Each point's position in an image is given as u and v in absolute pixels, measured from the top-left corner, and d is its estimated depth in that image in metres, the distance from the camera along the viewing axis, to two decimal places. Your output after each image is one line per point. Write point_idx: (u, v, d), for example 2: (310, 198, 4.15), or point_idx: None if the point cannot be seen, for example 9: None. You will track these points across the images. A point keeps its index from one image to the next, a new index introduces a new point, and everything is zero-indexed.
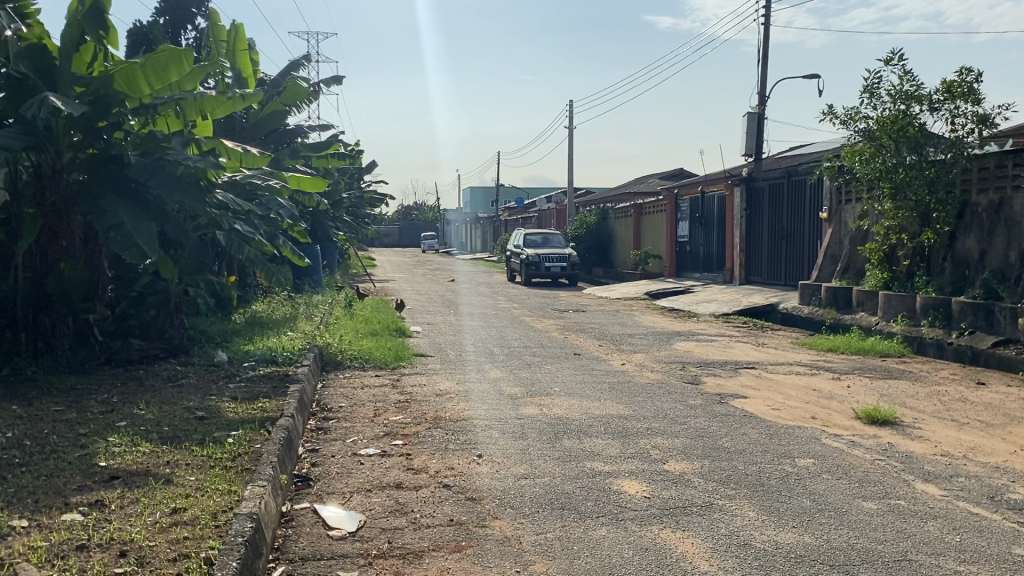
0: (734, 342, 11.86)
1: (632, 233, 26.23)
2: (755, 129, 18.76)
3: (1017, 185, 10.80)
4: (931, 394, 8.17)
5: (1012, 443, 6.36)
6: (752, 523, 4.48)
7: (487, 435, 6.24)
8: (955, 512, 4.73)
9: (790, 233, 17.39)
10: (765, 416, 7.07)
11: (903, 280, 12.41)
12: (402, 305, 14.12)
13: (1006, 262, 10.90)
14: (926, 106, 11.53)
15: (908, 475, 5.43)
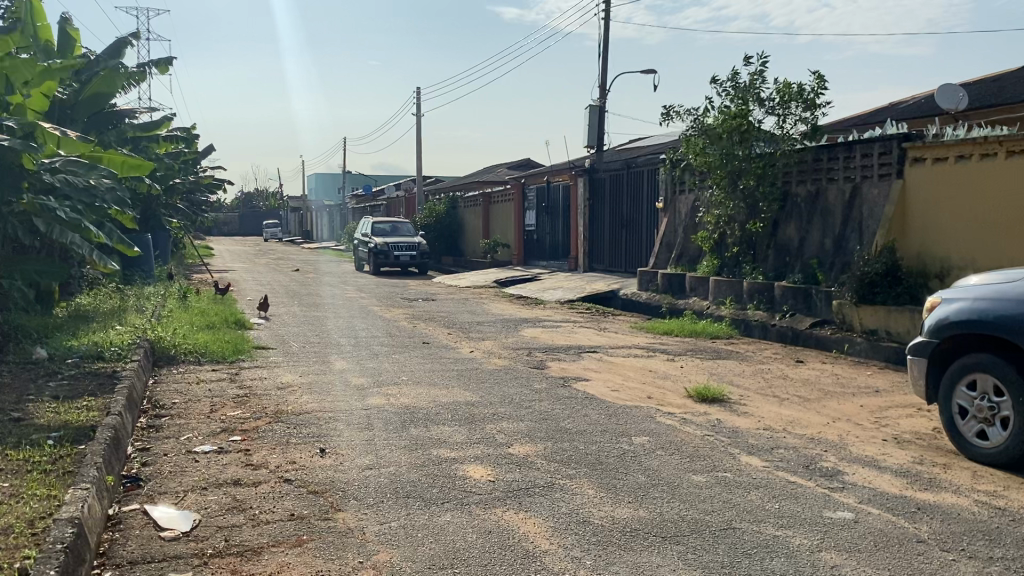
0: (577, 328, 12.21)
1: (481, 222, 26.46)
2: (596, 121, 19.37)
3: (831, 177, 11.77)
4: (756, 373, 8.75)
5: (825, 416, 6.90)
6: (592, 501, 4.64)
7: (330, 428, 6.13)
8: (775, 481, 5.09)
9: (629, 222, 18.05)
10: (604, 398, 7.34)
11: (732, 267, 13.13)
12: (264, 302, 13.06)
13: (822, 250, 11.81)
14: (762, 102, 12.27)
15: (734, 449, 5.79)
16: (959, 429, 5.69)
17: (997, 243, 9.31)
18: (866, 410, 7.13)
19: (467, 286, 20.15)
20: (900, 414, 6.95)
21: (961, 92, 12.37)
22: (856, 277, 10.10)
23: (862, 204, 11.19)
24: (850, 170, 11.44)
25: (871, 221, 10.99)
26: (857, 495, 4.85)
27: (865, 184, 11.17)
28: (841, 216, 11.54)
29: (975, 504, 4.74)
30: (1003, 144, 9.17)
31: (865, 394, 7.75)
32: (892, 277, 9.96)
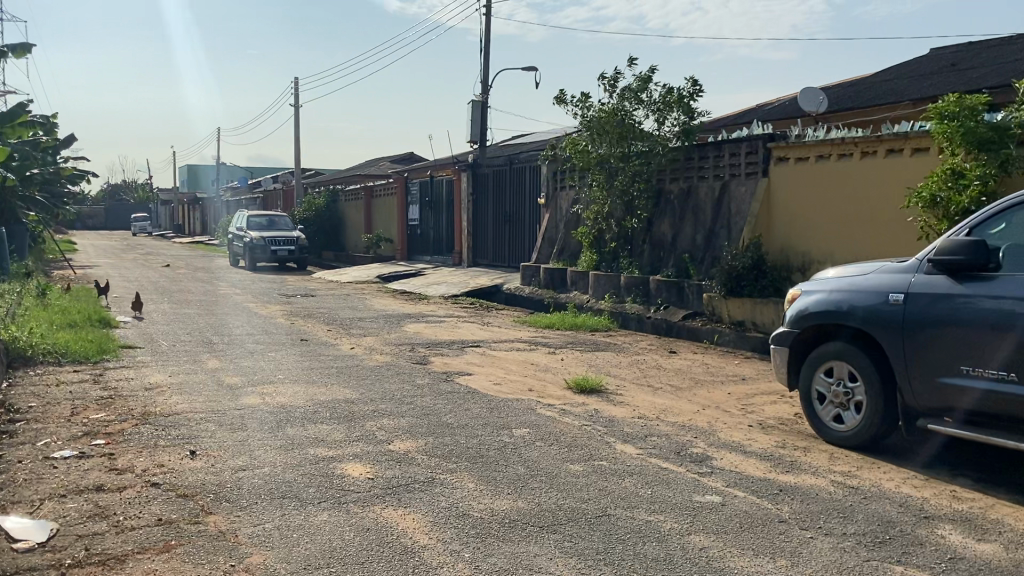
0: (459, 322, 12.22)
1: (363, 216, 26.11)
2: (479, 117, 19.44)
3: (702, 175, 12.23)
4: (632, 364, 9.01)
5: (696, 404, 7.18)
6: (471, 494, 4.67)
7: (202, 429, 5.92)
8: (648, 468, 5.26)
9: (512, 217, 18.21)
10: (485, 391, 7.39)
11: (610, 261, 13.43)
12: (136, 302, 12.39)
13: (693, 245, 12.24)
14: (639, 102, 12.63)
15: (610, 438, 5.95)
16: (818, 414, 6.05)
17: (851, 238, 9.92)
18: (734, 397, 7.47)
19: (348, 282, 19.84)
20: (765, 401, 7.31)
21: (821, 96, 13.11)
22: (725, 270, 10.55)
23: (730, 200, 11.68)
24: (719, 168, 11.92)
25: (738, 218, 11.47)
26: (724, 479, 5.08)
27: (733, 182, 11.66)
28: (711, 212, 12.00)
29: (831, 484, 5.04)
30: (857, 145, 9.79)
31: (733, 382, 8.11)
32: (757, 270, 10.44)
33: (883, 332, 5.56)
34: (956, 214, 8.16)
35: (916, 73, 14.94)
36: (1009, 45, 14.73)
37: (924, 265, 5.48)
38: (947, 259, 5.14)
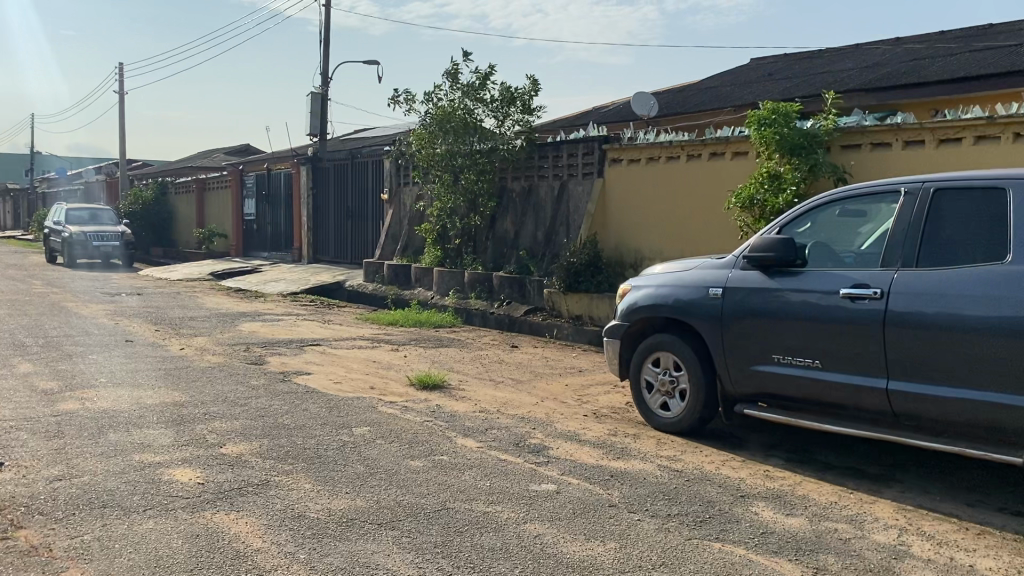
0: (299, 320, 11.94)
1: (195, 210, 24.95)
2: (319, 109, 19.04)
3: (542, 174, 12.53)
4: (474, 359, 9.12)
5: (535, 396, 7.37)
6: (307, 495, 4.59)
7: (12, 439, 5.49)
8: (487, 461, 5.36)
9: (353, 212, 17.96)
10: (325, 390, 7.28)
11: (454, 258, 13.50)
12: None
13: (535, 242, 12.52)
14: (479, 100, 12.78)
15: (450, 432, 6.01)
16: (647, 402, 6.37)
17: (679, 236, 10.46)
18: (572, 389, 7.72)
19: (179, 279, 18.91)
20: (600, 391, 7.61)
21: (653, 101, 13.73)
22: (564, 267, 10.84)
23: (569, 199, 12.01)
24: (558, 168, 12.23)
25: (576, 216, 11.82)
26: (559, 468, 5.25)
27: (571, 182, 12.02)
28: (551, 211, 12.30)
29: (659, 468, 5.32)
30: (685, 148, 10.33)
31: (571, 374, 8.38)
32: (594, 267, 10.80)
33: (705, 325, 5.92)
34: (773, 214, 8.80)
35: (737, 80, 15.94)
36: (818, 58, 15.99)
37: (741, 261, 5.87)
38: (760, 256, 5.54)
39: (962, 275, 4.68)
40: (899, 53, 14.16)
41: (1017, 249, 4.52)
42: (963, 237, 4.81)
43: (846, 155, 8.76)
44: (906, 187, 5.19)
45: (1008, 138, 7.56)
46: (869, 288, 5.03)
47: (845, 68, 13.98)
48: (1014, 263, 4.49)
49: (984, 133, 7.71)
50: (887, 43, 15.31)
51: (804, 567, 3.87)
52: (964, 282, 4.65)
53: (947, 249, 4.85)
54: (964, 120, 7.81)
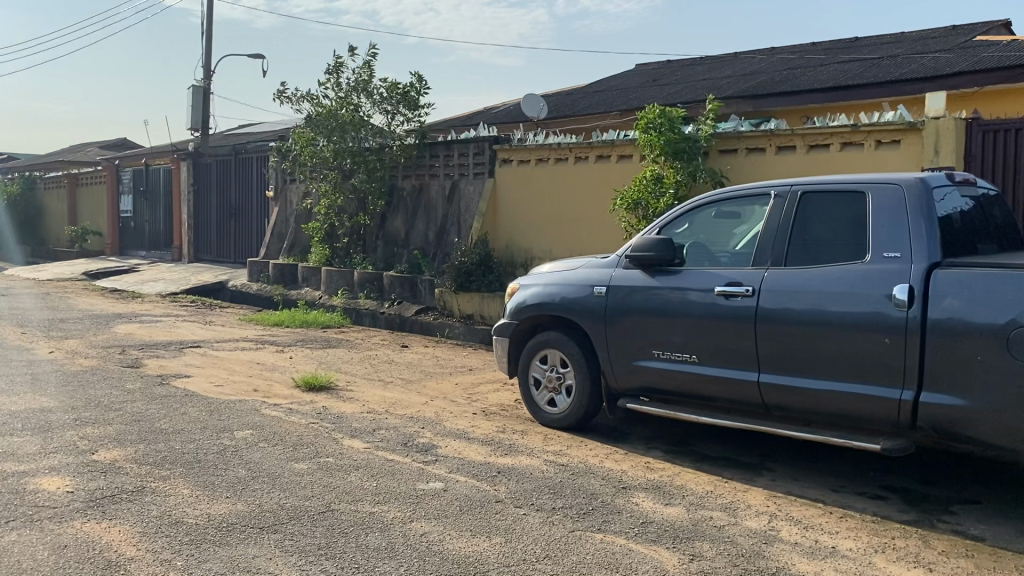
0: (180, 322, 11.51)
1: (67, 207, 23.68)
2: (200, 103, 18.41)
3: (432, 172, 12.50)
4: (363, 359, 9.03)
5: (424, 396, 7.36)
6: (185, 500, 4.45)
7: None
8: (374, 461, 5.32)
9: (237, 210, 17.45)
10: (206, 393, 7.05)
11: (342, 257, 13.33)
12: None
13: (426, 241, 12.48)
14: (368, 97, 12.65)
15: (336, 434, 5.94)
16: (534, 398, 6.46)
17: (569, 236, 10.64)
18: (461, 387, 7.76)
19: (48, 279, 17.90)
20: (489, 389, 7.67)
21: (542, 102, 13.92)
22: (455, 267, 10.82)
23: (460, 198, 12.03)
24: (449, 167, 12.24)
25: (467, 216, 11.86)
26: (447, 466, 5.27)
27: (462, 181, 12.04)
28: (442, 210, 12.29)
29: (544, 463, 5.41)
30: (573, 150, 10.52)
31: (460, 373, 8.41)
32: (485, 266, 10.85)
33: (590, 322, 6.06)
34: (657, 216, 9.07)
35: (623, 85, 16.37)
36: (699, 65, 16.59)
37: (624, 260, 6.04)
38: (640, 255, 5.71)
39: (826, 274, 4.96)
40: (773, 62, 14.86)
41: (874, 249, 4.82)
42: (828, 238, 5.09)
43: (724, 160, 9.13)
44: (776, 191, 5.45)
45: (871, 144, 8.04)
46: (742, 287, 5.27)
47: (724, 76, 14.56)
48: (872, 262, 4.79)
49: (849, 140, 8.17)
50: (763, 53, 16.04)
51: (681, 554, 4.02)
52: (827, 280, 4.93)
53: (813, 250, 5.13)
54: (831, 127, 8.25)
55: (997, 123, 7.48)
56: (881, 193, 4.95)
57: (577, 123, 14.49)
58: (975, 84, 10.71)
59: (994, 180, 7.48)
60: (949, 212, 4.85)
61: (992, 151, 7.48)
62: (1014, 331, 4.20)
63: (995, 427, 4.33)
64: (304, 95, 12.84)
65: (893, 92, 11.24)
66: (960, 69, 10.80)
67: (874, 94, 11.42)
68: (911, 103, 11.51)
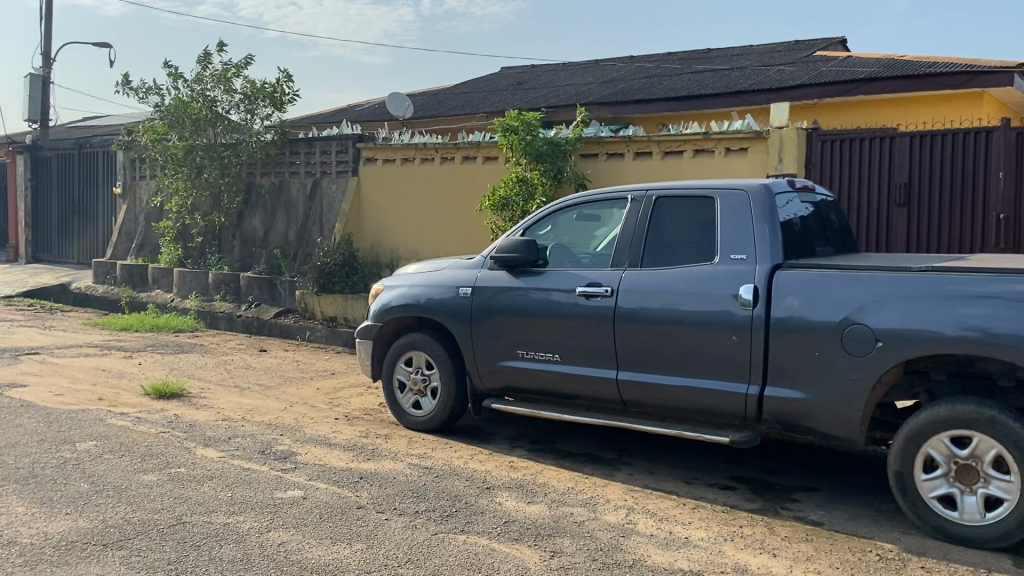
0: (14, 327, 10.70)
1: None
2: (40, 93, 17.22)
3: (293, 171, 12.18)
4: (218, 364, 8.68)
5: (283, 401, 7.15)
6: (19, 519, 4.15)
7: None
8: (229, 470, 5.13)
9: (81, 207, 16.41)
10: (44, 404, 6.59)
11: (197, 258, 12.82)
12: None
13: (286, 242, 12.16)
14: (225, 92, 12.19)
15: (189, 443, 5.68)
16: (399, 401, 6.40)
17: (434, 237, 10.61)
18: (322, 392, 7.58)
19: None
20: (351, 394, 7.53)
21: (407, 102, 13.80)
22: (317, 268, 10.61)
23: (322, 198, 11.76)
24: (311, 166, 11.96)
25: (329, 215, 11.62)
26: (306, 473, 5.14)
27: (324, 179, 11.79)
28: (303, 210, 11.98)
29: (408, 467, 5.37)
30: (438, 151, 10.50)
31: (322, 378, 8.22)
32: (348, 267, 10.66)
33: (454, 323, 6.06)
34: (521, 218, 9.18)
35: (488, 88, 16.49)
36: (562, 71, 16.94)
37: (488, 262, 6.07)
38: (504, 257, 5.76)
39: (679, 274, 5.16)
40: (632, 70, 15.34)
41: (723, 251, 5.06)
42: (681, 240, 5.30)
43: (585, 163, 9.35)
44: (633, 195, 5.62)
45: (721, 151, 8.44)
46: (601, 287, 5.41)
47: (586, 82, 14.91)
48: (721, 264, 5.02)
49: (701, 147, 8.53)
50: (622, 60, 16.54)
51: (542, 551, 4.08)
52: (680, 280, 5.12)
53: (667, 252, 5.32)
54: (684, 134, 8.59)
55: (833, 133, 7.98)
56: (729, 198, 5.20)
57: (442, 124, 14.49)
58: (815, 97, 11.43)
59: (832, 187, 7.99)
60: (790, 217, 5.14)
61: (829, 160, 7.98)
62: (848, 327, 4.50)
63: (831, 418, 4.62)
64: (156, 87, 12.25)
65: (742, 103, 11.83)
66: (802, 82, 11.50)
67: (725, 103, 11.98)
68: (758, 113, 12.15)
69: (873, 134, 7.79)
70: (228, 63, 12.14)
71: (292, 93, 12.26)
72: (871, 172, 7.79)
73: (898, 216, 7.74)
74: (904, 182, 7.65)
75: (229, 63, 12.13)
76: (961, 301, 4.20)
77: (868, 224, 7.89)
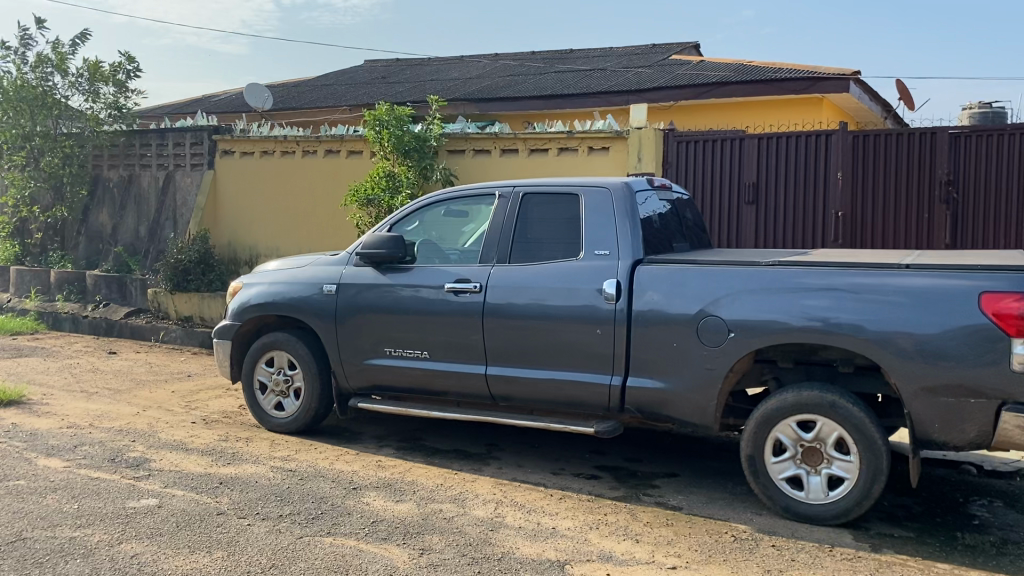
0: None
1: None
2: None
3: (144, 163, 11.56)
4: (61, 369, 8.13)
5: (135, 406, 6.78)
6: None
7: None
8: (75, 481, 4.81)
9: None
10: None
11: (37, 256, 12.08)
12: None
13: (135, 238, 11.63)
14: (64, 77, 11.39)
15: (29, 453, 5.29)
16: (260, 403, 6.20)
17: (296, 233, 10.33)
18: (177, 395, 7.24)
19: None
20: (209, 396, 7.23)
21: (266, 93, 13.31)
22: (171, 264, 10.13)
23: (176, 191, 11.22)
24: (163, 158, 11.38)
25: (184, 210, 11.11)
26: (162, 480, 4.89)
27: (178, 172, 11.23)
28: (155, 203, 11.41)
29: (271, 470, 5.21)
30: (300, 144, 10.23)
31: (177, 380, 7.84)
32: (204, 264, 10.22)
33: (319, 321, 5.93)
34: (387, 214, 9.08)
35: (351, 81, 16.21)
36: (426, 66, 16.87)
37: (353, 258, 5.96)
38: (370, 253, 5.67)
39: (545, 270, 5.23)
40: (497, 68, 15.46)
41: (587, 247, 5.17)
42: (548, 236, 5.38)
43: (452, 159, 9.35)
44: (500, 191, 5.65)
45: (583, 150, 8.64)
46: (469, 283, 5.42)
47: (451, 77, 14.91)
48: (585, 260, 5.14)
49: (565, 146, 8.69)
50: (487, 57, 16.64)
51: (411, 549, 4.05)
52: (546, 275, 5.20)
53: (534, 248, 5.39)
54: (548, 134, 8.72)
55: (689, 135, 8.33)
56: (591, 195, 5.32)
57: (304, 118, 14.14)
58: (671, 99, 11.88)
59: (688, 186, 8.33)
60: (649, 214, 5.32)
61: (685, 159, 8.32)
62: (703, 319, 4.70)
63: (690, 406, 4.81)
64: None
65: (603, 103, 12.16)
66: (660, 85, 11.93)
67: (587, 104, 12.27)
68: (618, 114, 12.45)
69: (725, 135, 8.18)
70: (63, 43, 11.36)
71: (134, 71, 11.60)
72: (724, 172, 8.18)
73: (747, 214, 8.15)
74: (752, 181, 8.07)
75: (63, 43, 11.36)
76: (806, 293, 4.47)
77: (720, 221, 8.27)
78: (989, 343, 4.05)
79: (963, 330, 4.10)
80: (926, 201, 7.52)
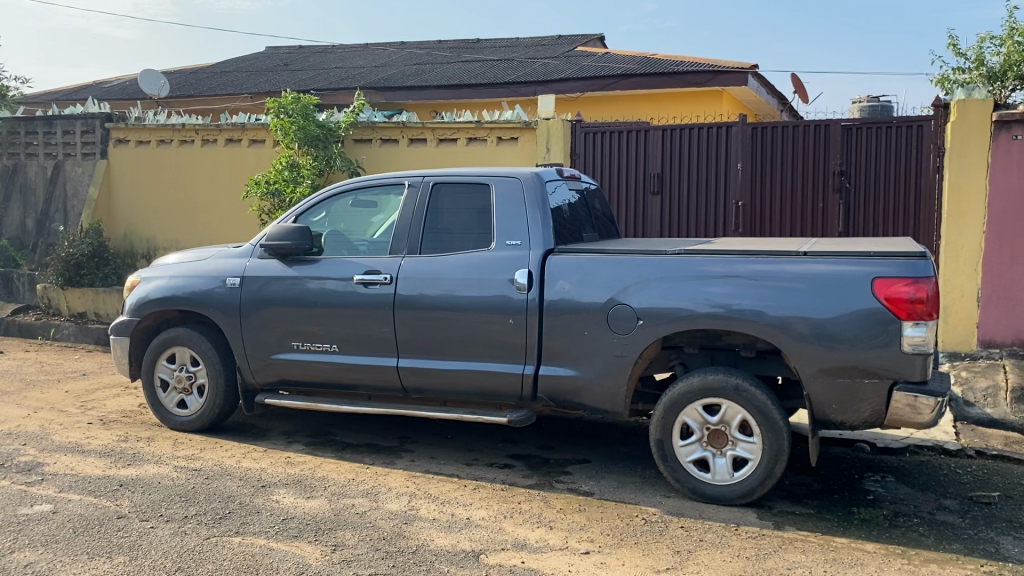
0: None
1: None
2: None
3: (30, 152, 10.97)
4: None
5: (24, 407, 6.44)
6: None
7: None
8: None
9: None
10: None
11: None
12: None
13: (22, 231, 11.04)
14: None
15: None
16: (161, 401, 5.97)
17: (196, 225, 9.99)
18: (71, 395, 6.91)
19: None
20: (106, 395, 6.93)
21: (162, 80, 12.76)
22: (62, 259, 9.66)
23: (65, 181, 10.68)
24: (50, 147, 10.81)
25: (74, 201, 10.60)
26: (56, 485, 4.66)
27: (67, 162, 10.69)
28: (43, 195, 10.85)
29: (174, 470, 5.03)
30: (199, 132, 9.88)
31: (70, 380, 7.47)
32: (98, 258, 9.79)
33: (223, 315, 5.75)
34: (292, 204, 8.88)
35: (252, 67, 15.77)
36: (330, 54, 16.56)
37: (258, 250, 5.80)
38: (276, 245, 5.53)
39: (457, 261, 5.21)
40: (403, 56, 15.30)
41: (498, 238, 5.17)
42: (459, 226, 5.35)
43: (359, 149, 9.22)
44: (409, 180, 5.59)
45: (492, 141, 8.65)
46: (380, 274, 5.34)
47: (356, 66, 14.67)
48: (496, 250, 5.14)
49: (474, 136, 8.68)
50: (393, 45, 16.44)
51: (323, 546, 3.98)
52: (457, 266, 5.18)
53: (446, 238, 5.36)
54: (457, 124, 8.69)
55: (595, 126, 8.43)
56: (502, 185, 5.33)
57: (203, 105, 13.68)
58: (577, 90, 12.00)
59: (595, 176, 8.44)
60: (559, 204, 5.36)
61: (592, 150, 8.43)
62: (613, 308, 4.77)
63: (600, 394, 4.88)
64: None
65: (510, 93, 12.18)
66: (566, 76, 12.03)
67: (495, 94, 12.28)
68: (525, 104, 12.48)
69: (630, 126, 8.32)
70: None
71: None
72: (630, 162, 8.33)
73: (653, 204, 8.32)
74: (658, 172, 8.24)
75: None
76: (710, 280, 4.59)
77: (627, 211, 8.43)
78: (882, 326, 4.25)
79: (859, 314, 4.29)
80: (821, 190, 7.79)
